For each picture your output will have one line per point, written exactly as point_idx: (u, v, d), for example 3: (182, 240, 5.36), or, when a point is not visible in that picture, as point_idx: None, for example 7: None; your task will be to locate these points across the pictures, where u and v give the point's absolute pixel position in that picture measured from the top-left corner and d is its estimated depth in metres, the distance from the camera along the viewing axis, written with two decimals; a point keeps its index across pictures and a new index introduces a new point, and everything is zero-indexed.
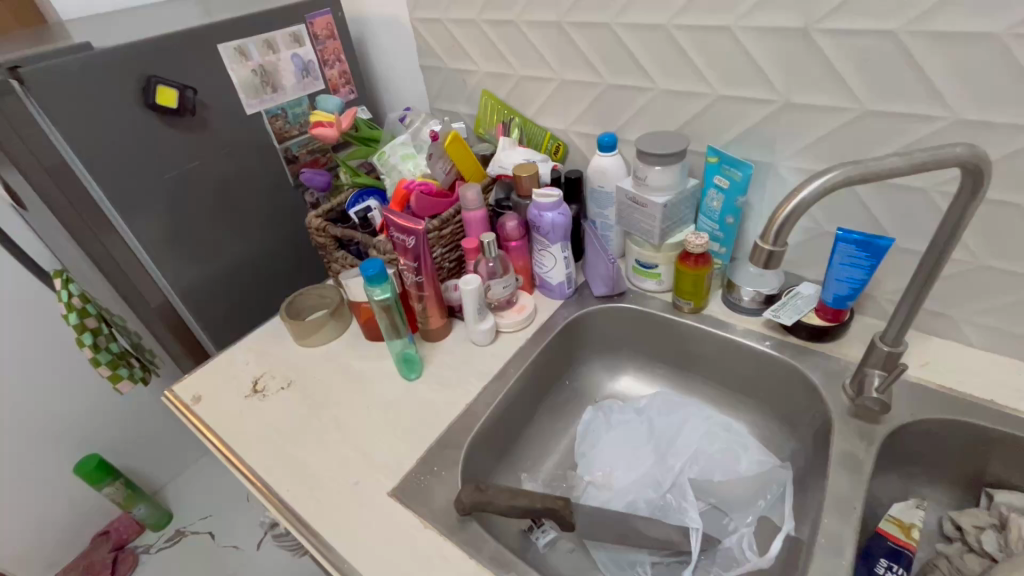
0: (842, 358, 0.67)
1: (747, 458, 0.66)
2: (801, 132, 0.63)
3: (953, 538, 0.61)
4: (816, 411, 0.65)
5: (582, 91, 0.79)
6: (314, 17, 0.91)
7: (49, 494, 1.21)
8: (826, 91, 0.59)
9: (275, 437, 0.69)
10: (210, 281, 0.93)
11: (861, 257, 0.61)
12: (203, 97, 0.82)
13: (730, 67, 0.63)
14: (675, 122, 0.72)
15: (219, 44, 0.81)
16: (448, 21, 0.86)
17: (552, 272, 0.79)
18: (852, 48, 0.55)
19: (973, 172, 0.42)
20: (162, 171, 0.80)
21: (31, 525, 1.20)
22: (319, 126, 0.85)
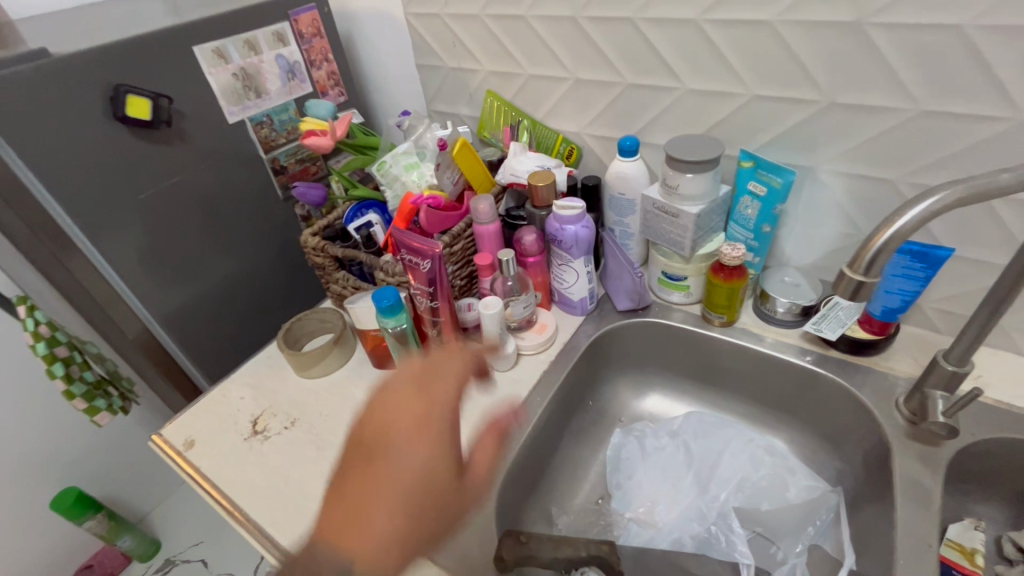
0: (890, 374, 0.63)
1: (796, 485, 0.62)
2: (847, 135, 0.58)
3: (1016, 560, 0.57)
4: (867, 432, 0.61)
5: (599, 91, 0.73)
6: (298, 13, 0.82)
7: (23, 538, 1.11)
8: (877, 91, 0.54)
9: (281, 486, 0.62)
10: (196, 307, 0.85)
11: (915, 268, 0.57)
12: (179, 106, 0.73)
13: (770, 65, 0.58)
14: (704, 125, 0.67)
15: (194, 47, 0.73)
16: (448, 17, 0.79)
17: (574, 288, 0.73)
18: (909, 43, 0.50)
19: None
20: (136, 191, 0.72)
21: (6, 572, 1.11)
22: (311, 135, 0.78)
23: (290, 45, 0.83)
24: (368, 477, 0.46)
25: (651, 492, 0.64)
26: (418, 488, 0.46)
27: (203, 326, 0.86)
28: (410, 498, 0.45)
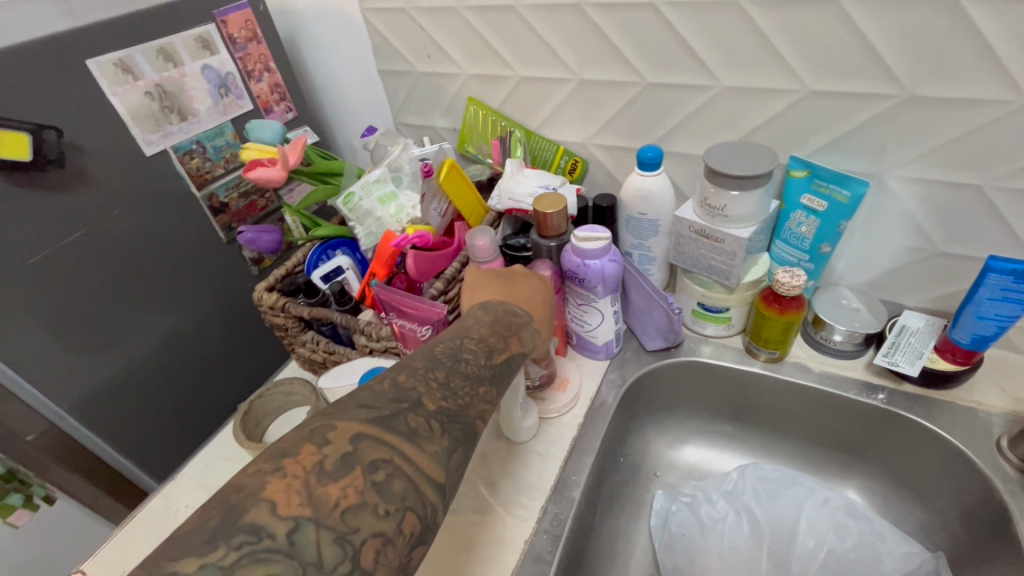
0: (980, 409, 0.54)
1: (890, 554, 0.51)
2: (925, 135, 0.48)
3: None
4: (966, 482, 0.52)
5: (610, 94, 0.61)
6: (226, 13, 0.66)
7: None
8: (971, 80, 0.44)
9: None
10: (124, 388, 0.67)
11: (1018, 288, 0.47)
12: (75, 138, 0.56)
13: (832, 54, 0.48)
14: (743, 128, 0.56)
15: (89, 60, 0.55)
16: (416, 11, 0.65)
17: (598, 331, 0.61)
18: (1021, 20, 0.41)
19: None
20: (22, 255, 0.54)
21: None
22: (256, 166, 0.62)
23: (219, 53, 0.67)
24: (505, 284, 0.48)
25: None
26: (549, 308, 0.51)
27: (135, 409, 0.69)
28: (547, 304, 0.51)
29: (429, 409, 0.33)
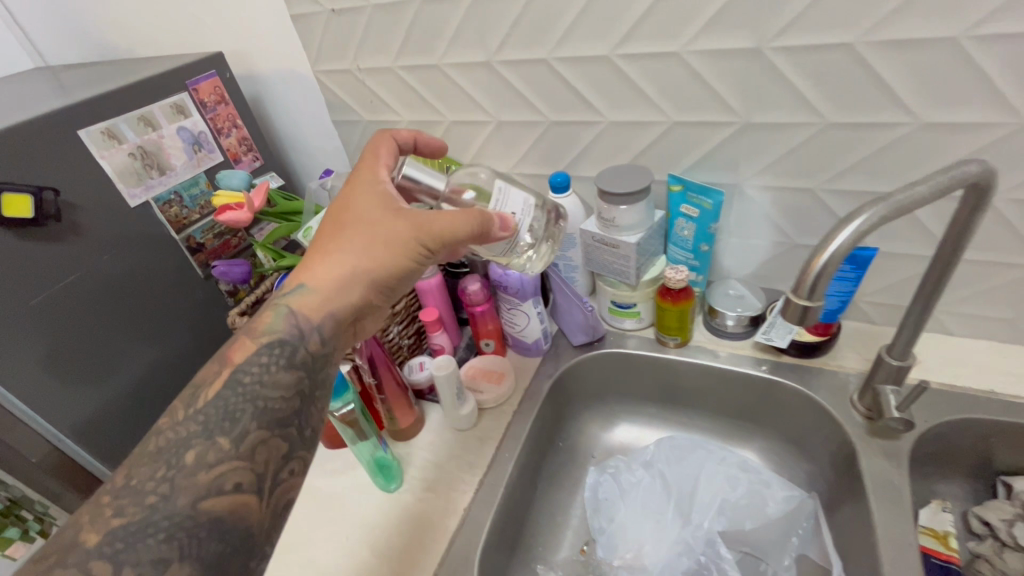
0: (842, 372, 0.64)
1: (773, 498, 0.62)
2: (764, 151, 0.60)
3: (984, 535, 0.59)
4: (830, 433, 0.62)
5: (524, 131, 0.72)
6: (197, 82, 0.78)
7: None
8: (785, 108, 0.56)
9: None
10: (116, 412, 0.76)
11: (847, 271, 0.59)
12: (69, 197, 0.66)
13: (684, 93, 0.60)
14: (631, 153, 0.68)
15: (79, 131, 0.66)
16: (359, 71, 0.77)
17: (526, 330, 0.72)
18: (808, 63, 0.53)
19: (982, 187, 0.40)
20: (25, 298, 0.64)
21: None
22: (226, 210, 0.72)
23: (192, 116, 0.78)
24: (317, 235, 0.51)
25: (635, 532, 0.62)
26: (369, 225, 0.49)
27: (126, 430, 0.77)
28: (375, 219, 0.49)
29: (89, 546, 0.35)
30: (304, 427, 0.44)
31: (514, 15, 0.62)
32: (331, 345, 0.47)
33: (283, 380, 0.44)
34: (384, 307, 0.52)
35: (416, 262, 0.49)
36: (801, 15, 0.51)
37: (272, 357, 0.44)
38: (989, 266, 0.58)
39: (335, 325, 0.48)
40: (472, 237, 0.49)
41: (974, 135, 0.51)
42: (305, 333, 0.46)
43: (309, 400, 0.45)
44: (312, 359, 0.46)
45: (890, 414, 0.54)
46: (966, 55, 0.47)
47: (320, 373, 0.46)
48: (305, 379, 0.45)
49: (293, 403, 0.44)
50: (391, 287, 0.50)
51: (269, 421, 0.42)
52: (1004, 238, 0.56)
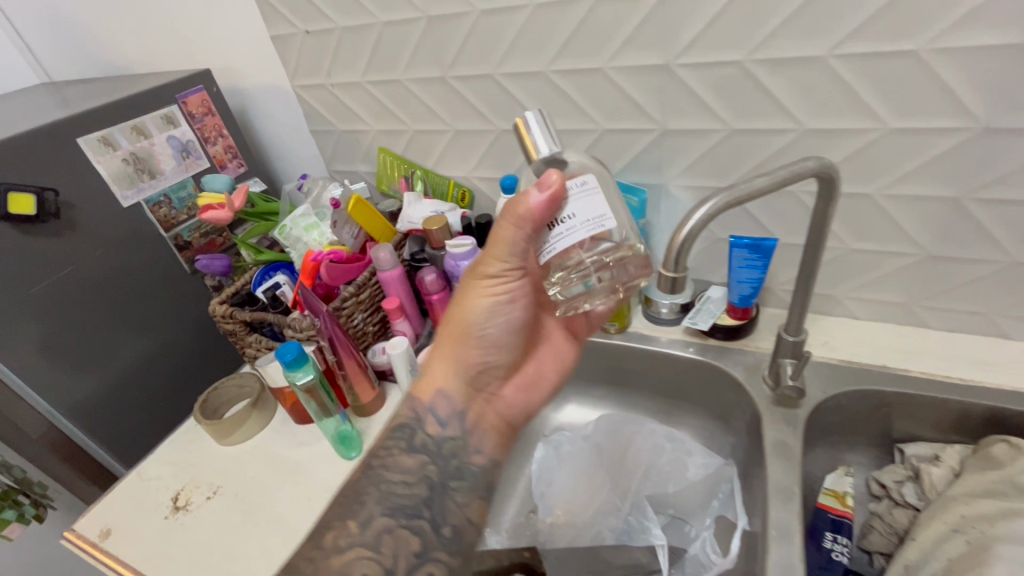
0: (758, 352, 0.72)
1: (694, 464, 0.68)
2: (681, 155, 0.68)
3: (882, 496, 0.65)
4: (745, 406, 0.69)
5: (477, 138, 0.81)
6: (186, 95, 0.86)
7: None
8: (694, 116, 0.64)
9: (207, 558, 0.62)
10: (107, 394, 0.83)
11: (754, 258, 0.66)
12: (68, 197, 0.74)
13: (610, 104, 0.68)
14: (570, 157, 0.76)
15: (78, 138, 0.74)
16: (332, 85, 0.85)
17: None
18: (709, 78, 0.61)
19: (827, 179, 0.47)
20: (27, 286, 0.71)
21: None
22: (209, 209, 0.81)
23: (181, 126, 0.86)
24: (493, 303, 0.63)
25: (568, 495, 0.69)
26: (457, 298, 0.59)
27: (117, 412, 0.85)
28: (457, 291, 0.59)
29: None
30: (431, 518, 0.49)
31: (462, 36, 0.71)
32: (446, 423, 0.55)
33: (408, 464, 0.52)
34: (490, 370, 0.59)
35: (492, 306, 0.57)
36: (699, 36, 0.59)
37: (399, 439, 0.53)
38: (878, 254, 0.66)
39: (449, 401, 0.56)
40: (521, 228, 0.49)
41: (848, 139, 0.59)
42: (421, 416, 0.55)
43: (437, 488, 0.51)
44: (431, 441, 0.54)
45: (785, 382, 0.62)
46: (833, 70, 0.55)
47: (439, 455, 0.53)
48: (429, 464, 0.53)
49: (417, 490, 0.50)
50: (484, 345, 0.58)
51: (397, 511, 0.48)
52: (886, 228, 0.63)
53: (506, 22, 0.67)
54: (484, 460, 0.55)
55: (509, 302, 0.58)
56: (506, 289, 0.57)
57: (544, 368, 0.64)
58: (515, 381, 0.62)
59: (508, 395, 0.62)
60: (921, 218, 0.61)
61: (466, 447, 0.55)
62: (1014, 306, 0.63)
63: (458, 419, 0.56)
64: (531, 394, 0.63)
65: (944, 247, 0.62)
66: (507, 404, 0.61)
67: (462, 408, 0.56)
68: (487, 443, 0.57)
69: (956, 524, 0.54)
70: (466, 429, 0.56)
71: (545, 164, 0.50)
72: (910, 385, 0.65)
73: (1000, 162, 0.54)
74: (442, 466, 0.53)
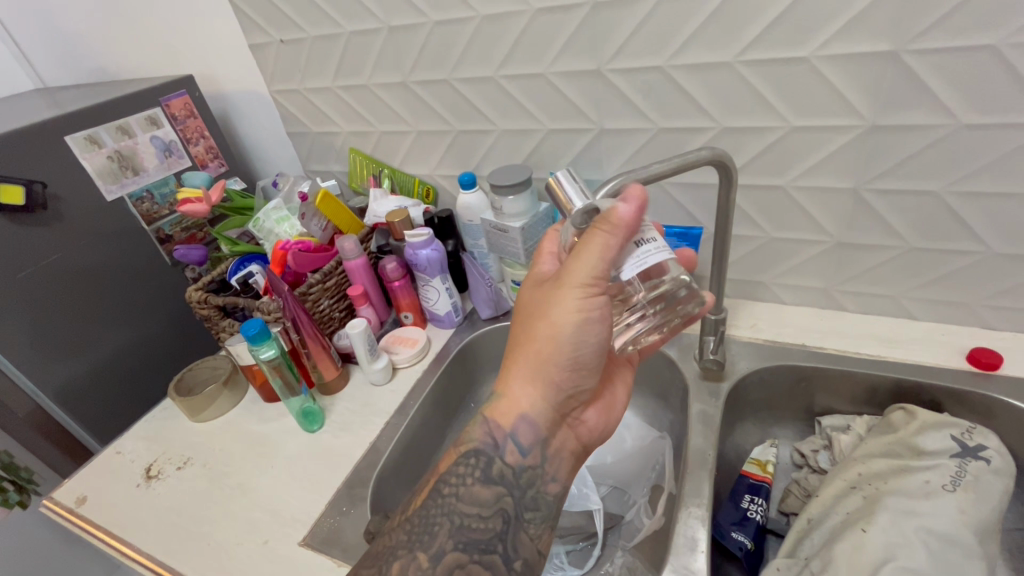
0: (692, 333, 0.78)
1: (630, 436, 0.75)
2: (618, 152, 0.75)
3: (802, 464, 0.70)
4: (678, 382, 0.75)
5: (438, 139, 0.87)
6: (169, 99, 0.93)
7: None
8: (626, 117, 0.71)
9: (175, 519, 0.67)
10: (88, 376, 0.88)
11: (682, 245, 0.76)
12: (55, 190, 0.80)
13: (553, 105, 0.75)
14: (521, 155, 0.82)
15: (66, 136, 0.81)
16: (305, 90, 0.92)
17: (438, 304, 0.85)
18: (636, 82, 0.68)
19: (722, 167, 0.54)
20: (15, 271, 0.77)
21: None
22: (187, 203, 0.87)
23: (164, 127, 0.92)
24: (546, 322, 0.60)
25: None
26: (537, 316, 0.53)
27: (98, 394, 0.89)
28: (539, 302, 0.53)
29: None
30: (503, 553, 0.51)
31: (419, 44, 0.78)
32: (527, 451, 0.55)
33: (484, 496, 0.53)
34: (573, 394, 0.57)
35: (581, 328, 0.51)
36: (625, 44, 0.66)
37: (473, 467, 0.54)
38: (795, 241, 0.72)
39: (531, 427, 0.55)
40: (614, 238, 0.47)
41: (759, 136, 0.65)
42: (499, 443, 0.55)
43: (511, 522, 0.52)
44: (508, 470, 0.54)
45: (706, 355, 0.69)
46: (740, 74, 0.62)
47: (517, 486, 0.54)
48: (504, 496, 0.54)
49: (492, 524, 0.52)
50: (569, 370, 0.54)
51: (469, 545, 0.50)
52: (799, 217, 0.70)
53: (456, 31, 0.74)
54: (558, 488, 0.56)
55: (597, 322, 0.51)
56: (596, 308, 0.50)
57: (617, 390, 0.63)
58: (596, 404, 0.61)
59: (587, 417, 0.60)
60: (828, 208, 0.67)
61: (543, 476, 0.55)
62: (914, 287, 0.69)
63: (539, 446, 0.56)
64: (607, 415, 0.62)
65: (849, 234, 0.68)
66: (587, 427, 0.60)
67: (546, 437, 0.55)
68: (563, 469, 0.57)
69: (854, 481, 0.60)
70: (546, 457, 0.56)
71: (583, 217, 0.51)
72: (825, 360, 0.71)
73: (887, 155, 0.61)
74: (518, 497, 0.54)
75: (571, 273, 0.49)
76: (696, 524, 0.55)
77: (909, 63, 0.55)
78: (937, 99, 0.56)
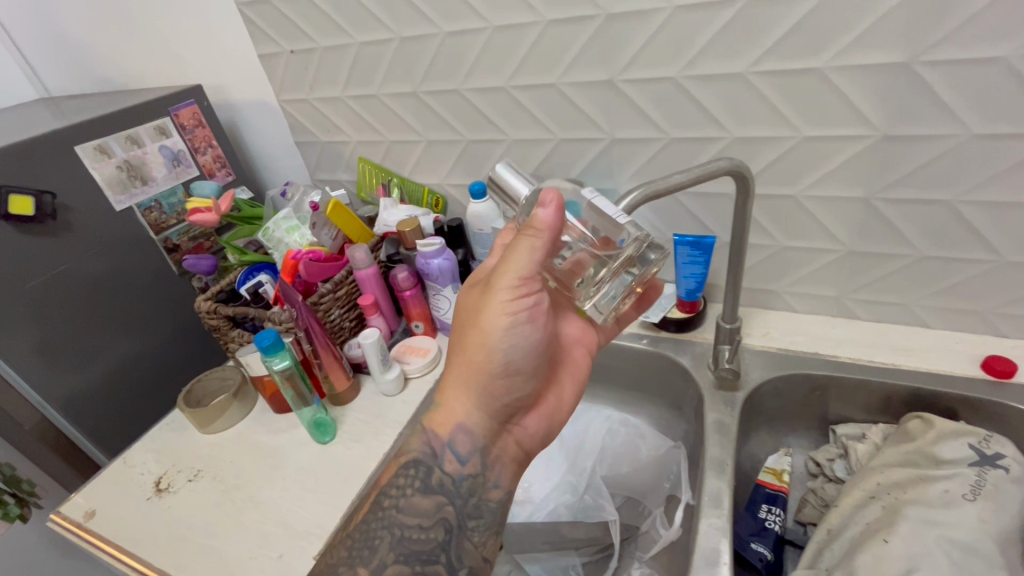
0: (704, 342, 0.78)
1: (645, 446, 0.74)
2: (629, 161, 0.75)
3: (817, 474, 0.70)
4: (692, 391, 0.75)
5: (447, 148, 0.87)
6: (178, 108, 0.93)
7: None
8: (638, 127, 0.71)
9: (186, 533, 0.66)
10: (95, 387, 0.87)
11: (696, 255, 0.73)
12: (64, 200, 0.80)
13: (564, 115, 0.75)
14: (531, 165, 0.82)
15: (75, 146, 0.80)
16: (314, 99, 0.92)
17: (449, 313, 0.85)
18: (648, 92, 0.68)
19: (740, 178, 0.54)
20: (23, 281, 0.76)
21: None
22: (196, 212, 0.87)
23: (172, 137, 0.92)
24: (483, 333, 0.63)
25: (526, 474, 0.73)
26: (471, 323, 0.56)
27: (102, 405, 0.88)
28: (473, 310, 0.56)
29: None
30: (446, 562, 0.54)
31: (430, 55, 0.78)
32: (465, 460, 0.57)
33: (423, 506, 0.55)
34: (515, 400, 0.58)
35: (510, 330, 0.54)
36: (637, 55, 0.66)
37: (412, 479, 0.56)
38: (807, 250, 0.72)
39: (468, 437, 0.57)
40: (539, 241, 0.51)
41: (771, 145, 0.66)
42: (438, 453, 0.57)
43: (452, 531, 0.55)
44: (448, 480, 0.57)
45: (722, 365, 0.68)
46: (753, 85, 0.63)
47: (457, 495, 0.56)
48: (444, 505, 0.56)
49: (432, 534, 0.54)
50: (505, 375, 0.56)
51: (410, 558, 0.53)
52: (811, 227, 0.70)
53: (468, 41, 0.74)
54: (501, 495, 0.58)
55: (526, 322, 0.55)
56: (525, 308, 0.54)
57: (565, 392, 0.63)
58: (539, 410, 0.61)
59: (531, 424, 0.61)
60: (840, 217, 0.68)
61: (485, 483, 0.57)
62: (927, 296, 0.70)
63: (478, 455, 0.57)
64: (553, 420, 0.62)
65: (862, 243, 0.69)
66: (530, 435, 0.61)
67: (483, 445, 0.57)
68: (506, 476, 0.59)
69: (872, 491, 0.60)
70: (486, 465, 0.57)
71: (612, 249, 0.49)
72: (839, 369, 0.71)
73: (900, 165, 0.61)
74: (459, 505, 0.57)
75: (501, 276, 0.53)
76: (717, 535, 0.55)
77: (924, 75, 0.55)
78: (950, 109, 0.56)
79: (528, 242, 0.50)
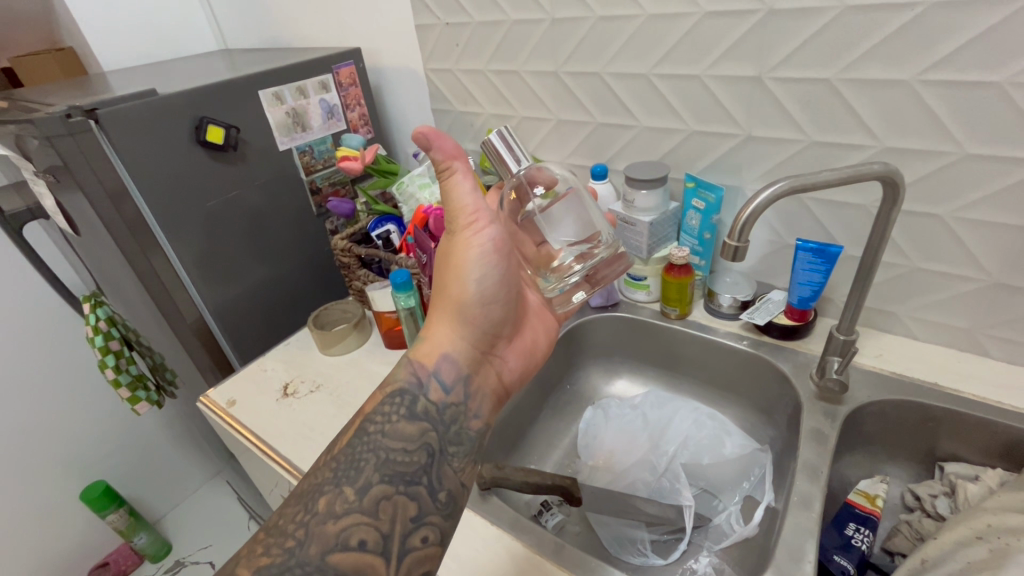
0: (809, 352, 0.76)
1: (731, 443, 0.75)
2: (761, 161, 0.75)
3: (914, 507, 0.68)
4: (789, 399, 0.74)
5: (577, 128, 0.91)
6: (339, 67, 1.03)
7: (68, 491, 1.44)
8: (779, 126, 0.71)
9: (309, 433, 0.76)
10: (239, 301, 1.01)
11: (817, 262, 0.71)
12: (244, 135, 0.93)
13: (702, 107, 0.76)
14: (658, 153, 0.84)
15: (259, 91, 0.93)
16: (458, 71, 0.99)
17: None
18: (797, 92, 0.68)
19: (891, 184, 0.54)
20: (205, 200, 0.90)
21: (51, 531, 1.43)
22: (346, 160, 1.00)
23: (332, 92, 1.03)
24: None
25: (611, 448, 0.79)
26: (448, 265, 0.59)
27: (241, 318, 1.02)
28: (445, 252, 0.60)
29: (292, 544, 0.46)
30: (428, 484, 0.52)
31: (580, 36, 0.81)
32: (451, 389, 0.57)
33: (409, 431, 0.53)
34: (494, 334, 0.61)
35: (477, 259, 0.57)
36: (793, 54, 0.66)
37: (398, 405, 0.55)
38: (944, 275, 0.69)
39: (453, 365, 0.57)
40: (474, 181, 0.58)
41: (926, 160, 0.63)
42: (422, 382, 0.56)
43: (435, 455, 0.53)
44: (432, 408, 0.55)
45: (830, 376, 0.68)
46: (918, 94, 0.61)
47: (440, 422, 0.55)
48: (429, 431, 0.54)
49: (416, 458, 0.53)
50: (482, 306, 0.58)
51: (395, 479, 0.51)
52: (953, 251, 0.67)
53: (619, 27, 0.77)
54: (480, 425, 0.58)
55: (493, 254, 0.58)
56: (486, 238, 0.58)
57: (541, 337, 0.67)
58: (516, 350, 0.64)
59: (510, 359, 0.63)
60: (990, 244, 0.64)
61: (466, 412, 0.57)
62: None
63: (461, 384, 0.58)
64: (530, 361, 0.65)
65: (1012, 275, 0.64)
66: (509, 370, 0.63)
67: (467, 373, 0.58)
68: (486, 407, 0.59)
69: (980, 531, 0.56)
70: (468, 394, 0.58)
71: (741, 229, 0.51)
72: (960, 404, 0.67)
73: None
74: (442, 432, 0.55)
75: (453, 211, 0.57)
76: (805, 535, 0.55)
77: None
78: None
79: (462, 177, 0.57)
